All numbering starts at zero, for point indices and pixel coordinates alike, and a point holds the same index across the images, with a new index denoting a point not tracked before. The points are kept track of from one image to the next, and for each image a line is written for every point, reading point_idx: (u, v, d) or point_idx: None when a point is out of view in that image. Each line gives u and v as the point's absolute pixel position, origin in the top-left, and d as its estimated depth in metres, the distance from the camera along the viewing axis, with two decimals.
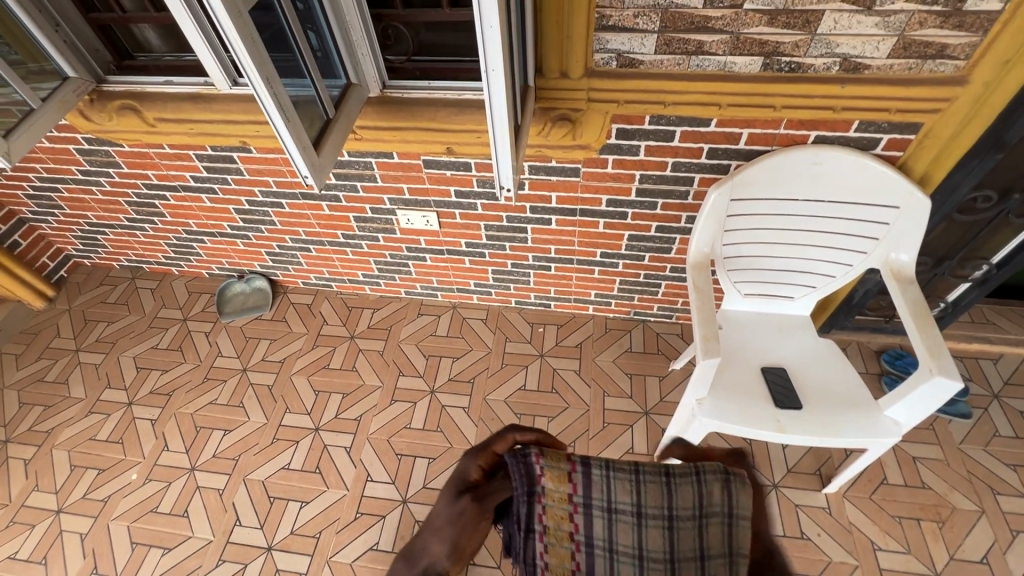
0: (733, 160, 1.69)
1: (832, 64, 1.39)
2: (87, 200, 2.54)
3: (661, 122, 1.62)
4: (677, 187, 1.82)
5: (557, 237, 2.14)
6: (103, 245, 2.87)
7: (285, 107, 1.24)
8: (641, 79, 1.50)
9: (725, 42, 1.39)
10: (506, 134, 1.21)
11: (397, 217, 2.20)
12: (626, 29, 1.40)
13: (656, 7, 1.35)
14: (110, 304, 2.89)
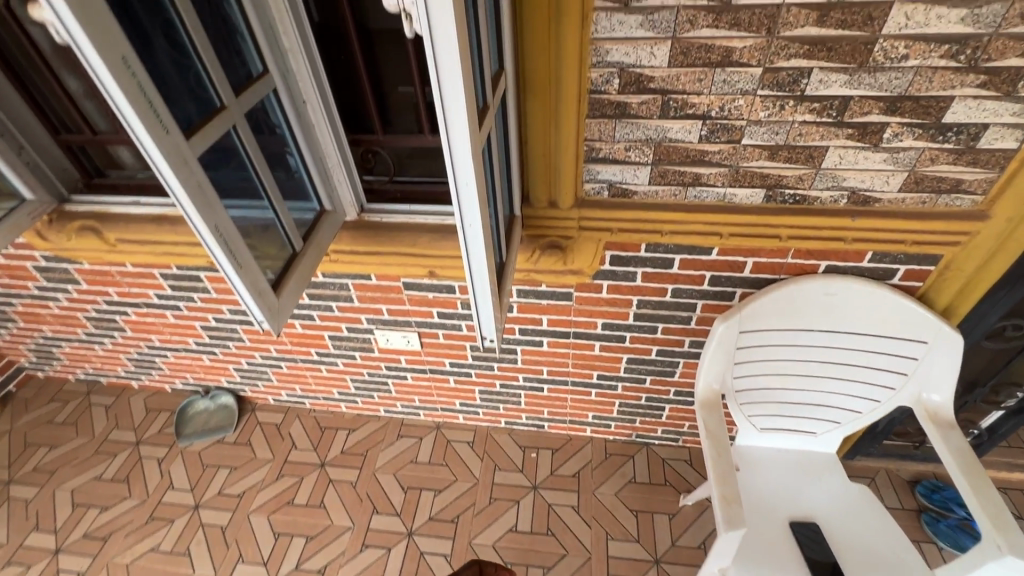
0: (737, 287, 1.55)
1: (840, 196, 1.30)
2: (43, 314, 2.35)
3: (659, 250, 1.50)
4: (679, 312, 1.67)
5: (549, 359, 1.96)
6: (58, 358, 2.64)
7: (239, 253, 1.10)
8: (635, 209, 1.39)
9: (725, 174, 1.30)
10: (486, 283, 1.07)
11: (375, 336, 2.02)
12: (617, 160, 1.31)
13: (649, 141, 1.26)
14: (57, 424, 2.61)
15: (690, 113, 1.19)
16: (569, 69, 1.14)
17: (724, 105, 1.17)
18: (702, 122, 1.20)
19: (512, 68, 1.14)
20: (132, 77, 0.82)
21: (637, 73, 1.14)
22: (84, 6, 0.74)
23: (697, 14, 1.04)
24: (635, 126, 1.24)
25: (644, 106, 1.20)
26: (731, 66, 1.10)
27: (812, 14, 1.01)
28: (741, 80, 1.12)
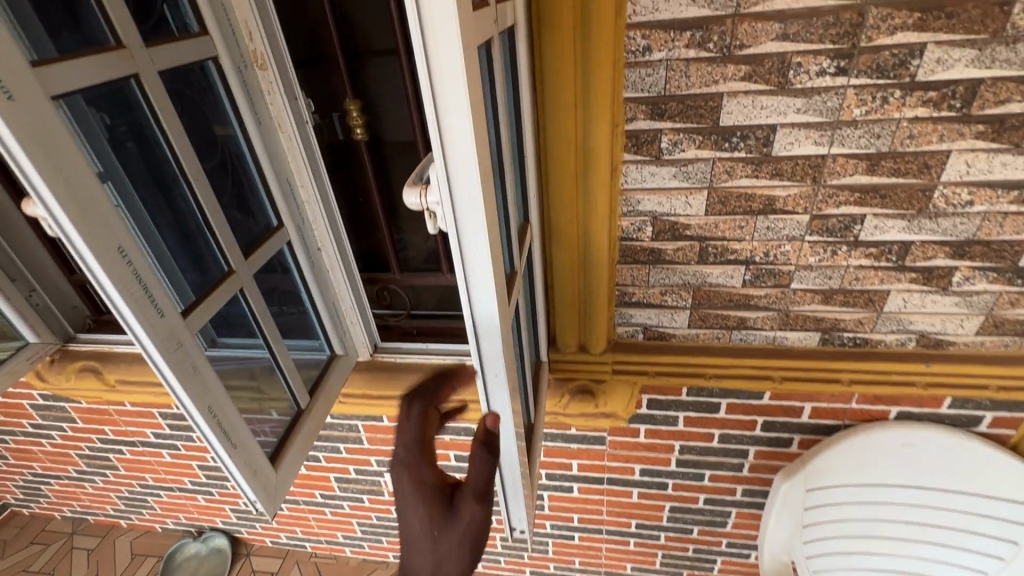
0: (795, 433, 1.37)
1: (907, 339, 1.16)
2: (36, 451, 2.21)
3: (703, 394, 1.34)
4: (728, 459, 1.47)
5: (580, 505, 1.73)
6: (45, 495, 2.45)
7: (235, 431, 0.96)
8: (673, 353, 1.26)
9: (773, 317, 1.17)
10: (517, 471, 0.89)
11: (386, 479, 1.83)
12: (652, 304, 1.21)
13: (687, 286, 1.16)
14: (34, 573, 2.37)
15: (731, 259, 1.10)
16: (597, 219, 1.08)
17: (769, 250, 1.07)
18: (746, 267, 1.10)
19: (537, 220, 1.07)
20: (127, 266, 0.75)
21: (672, 221, 1.07)
22: (79, 202, 0.68)
23: (735, 165, 0.98)
24: (671, 272, 1.14)
25: (680, 252, 1.11)
26: (776, 213, 1.02)
27: (861, 164, 0.94)
28: (787, 226, 1.03)
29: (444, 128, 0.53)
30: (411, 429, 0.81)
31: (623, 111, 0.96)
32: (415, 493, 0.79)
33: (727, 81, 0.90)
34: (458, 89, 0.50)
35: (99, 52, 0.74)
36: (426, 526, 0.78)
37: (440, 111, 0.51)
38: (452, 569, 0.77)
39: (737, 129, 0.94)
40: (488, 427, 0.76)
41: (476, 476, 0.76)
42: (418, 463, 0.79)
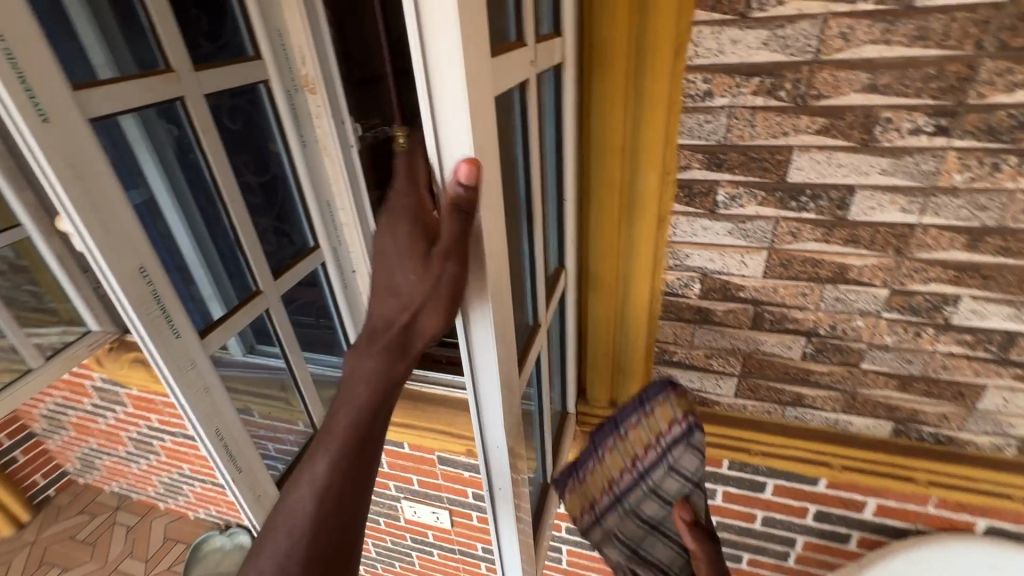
0: (854, 530, 1.19)
1: (1003, 444, 0.98)
2: (93, 428, 2.36)
3: (747, 470, 1.19)
4: (771, 544, 1.30)
5: (600, 565, 1.59)
6: (98, 468, 2.61)
7: (243, 455, 0.95)
8: (716, 422, 1.14)
9: (836, 398, 1.03)
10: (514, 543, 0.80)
11: (402, 506, 1.78)
12: (695, 366, 1.09)
13: (736, 351, 1.04)
14: (78, 541, 2.52)
15: (790, 328, 0.97)
16: (639, 271, 0.99)
17: (836, 323, 0.94)
18: (807, 338, 0.97)
19: (573, 267, 1.00)
20: (147, 288, 0.75)
21: (724, 280, 0.96)
22: (106, 223, 0.69)
23: (802, 226, 0.86)
24: (720, 334, 1.03)
25: (731, 315, 0.99)
26: (848, 284, 0.89)
27: (959, 238, 0.80)
28: (861, 300, 0.90)
29: (449, 185, 0.51)
30: (401, 179, 0.57)
31: (676, 158, 0.87)
32: (388, 252, 0.57)
33: (799, 133, 0.79)
34: (464, 146, 0.49)
35: (145, 75, 0.78)
36: (393, 300, 0.58)
37: (446, 166, 0.50)
38: (429, 320, 0.56)
39: (807, 187, 0.83)
40: (459, 181, 0.49)
41: (444, 233, 0.51)
42: (403, 210, 0.55)
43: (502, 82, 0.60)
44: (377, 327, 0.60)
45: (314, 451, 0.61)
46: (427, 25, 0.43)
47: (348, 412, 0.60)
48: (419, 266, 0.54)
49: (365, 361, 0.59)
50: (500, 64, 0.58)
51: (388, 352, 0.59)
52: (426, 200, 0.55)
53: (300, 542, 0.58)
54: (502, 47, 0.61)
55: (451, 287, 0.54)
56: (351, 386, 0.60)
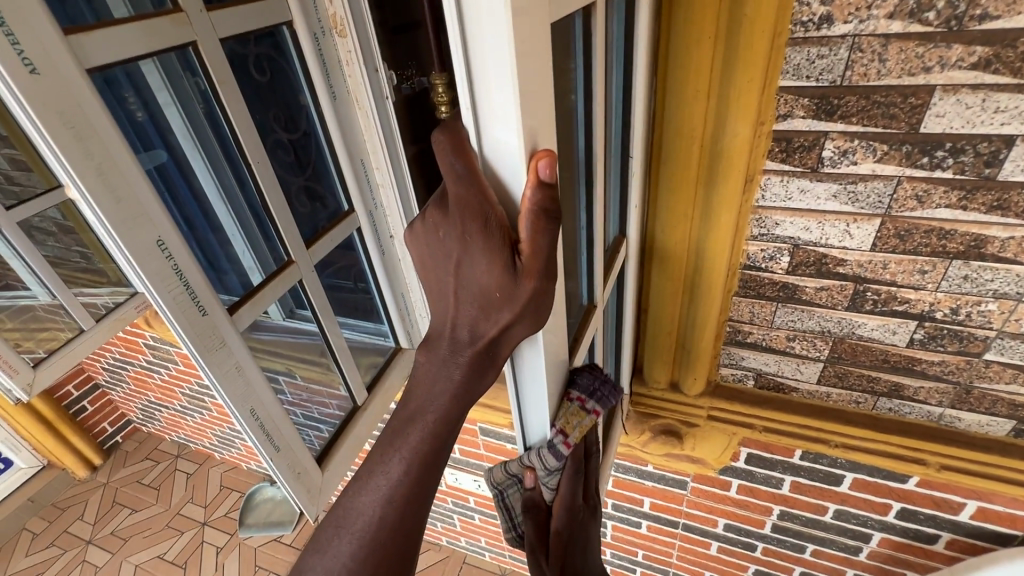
0: (943, 530, 1.07)
1: None
2: (150, 382, 2.45)
3: (823, 462, 1.06)
4: (841, 538, 1.20)
5: (647, 543, 1.52)
6: (157, 419, 2.75)
7: (279, 431, 0.90)
8: (791, 410, 1.01)
9: (945, 391, 0.89)
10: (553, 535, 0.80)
11: (443, 472, 1.76)
12: (773, 349, 0.96)
13: (826, 334, 0.90)
14: (143, 486, 2.68)
15: (897, 310, 0.82)
16: (717, 239, 0.84)
17: (960, 306, 0.78)
18: (919, 323, 0.82)
19: (637, 235, 0.86)
20: (167, 261, 0.68)
21: (820, 252, 0.81)
22: (114, 189, 0.61)
23: (932, 189, 0.70)
24: (807, 315, 0.89)
25: (824, 293, 0.85)
26: (983, 260, 0.73)
27: None
28: (998, 279, 0.74)
29: (485, 143, 0.41)
30: (449, 160, 0.43)
31: (774, 105, 0.71)
32: (454, 256, 0.47)
33: (946, 69, 0.62)
34: (505, 84, 0.37)
35: (151, 18, 0.68)
36: (473, 308, 0.49)
37: (481, 116, 0.40)
38: (519, 329, 0.49)
39: (948, 139, 0.66)
40: (540, 178, 0.41)
41: (529, 243, 0.44)
42: (464, 211, 0.44)
43: (567, 5, 0.46)
44: (453, 335, 0.51)
45: (384, 451, 0.55)
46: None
47: (423, 419, 0.54)
48: (496, 274, 0.45)
49: (446, 370, 0.52)
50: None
51: (469, 363, 0.51)
52: (491, 197, 0.43)
53: (370, 542, 0.52)
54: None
55: (539, 296, 0.47)
56: (428, 393, 0.54)
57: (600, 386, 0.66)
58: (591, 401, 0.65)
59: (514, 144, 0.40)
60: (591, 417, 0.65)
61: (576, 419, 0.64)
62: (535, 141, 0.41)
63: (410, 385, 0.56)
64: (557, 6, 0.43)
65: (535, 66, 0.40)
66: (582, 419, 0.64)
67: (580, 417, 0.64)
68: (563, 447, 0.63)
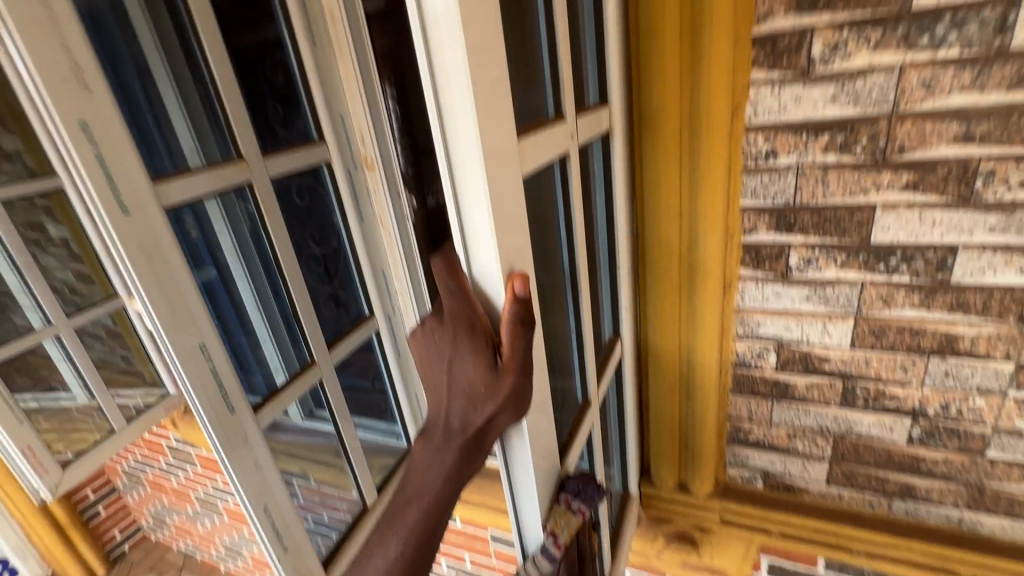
0: None
1: None
2: (167, 485, 2.46)
3: None
4: None
5: None
6: (168, 525, 2.70)
7: (288, 530, 0.92)
8: (805, 513, 0.99)
9: (958, 492, 0.87)
10: None
11: None
12: (776, 447, 0.97)
13: (825, 432, 0.91)
14: None
15: (889, 406, 0.84)
16: (704, 339, 0.91)
17: (949, 402, 0.80)
18: (913, 419, 0.84)
19: (630, 336, 0.93)
20: (206, 362, 0.77)
21: (804, 351, 0.86)
22: (170, 301, 0.72)
23: (894, 291, 0.76)
24: (803, 412, 0.91)
25: (815, 390, 0.88)
26: (959, 356, 0.77)
27: None
28: (977, 375, 0.77)
29: (475, 268, 0.50)
30: (445, 279, 0.52)
31: (739, 220, 0.81)
32: (447, 356, 0.54)
33: (882, 190, 0.71)
34: (485, 223, 0.47)
35: (220, 167, 0.85)
36: (461, 400, 0.55)
37: (470, 247, 0.49)
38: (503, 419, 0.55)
39: (898, 248, 0.74)
40: (516, 295, 0.50)
41: (509, 345, 0.52)
42: (456, 320, 0.53)
43: (539, 158, 0.57)
44: (446, 424, 0.57)
45: (382, 535, 0.58)
46: (447, 103, 0.43)
47: (419, 502, 0.57)
48: (482, 370, 0.53)
49: (440, 456, 0.57)
50: (537, 139, 0.56)
51: (460, 450, 0.56)
52: (477, 307, 0.51)
53: None
54: (544, 122, 0.60)
55: (519, 388, 0.54)
56: (423, 478, 0.58)
57: (585, 485, 0.69)
58: (577, 501, 0.68)
59: (496, 267, 0.49)
60: (579, 516, 0.67)
61: (565, 521, 0.65)
62: (512, 265, 0.51)
63: (408, 470, 0.60)
64: (529, 160, 0.55)
65: (510, 205, 0.50)
66: (570, 519, 0.66)
67: (567, 518, 0.66)
68: (554, 550, 0.63)
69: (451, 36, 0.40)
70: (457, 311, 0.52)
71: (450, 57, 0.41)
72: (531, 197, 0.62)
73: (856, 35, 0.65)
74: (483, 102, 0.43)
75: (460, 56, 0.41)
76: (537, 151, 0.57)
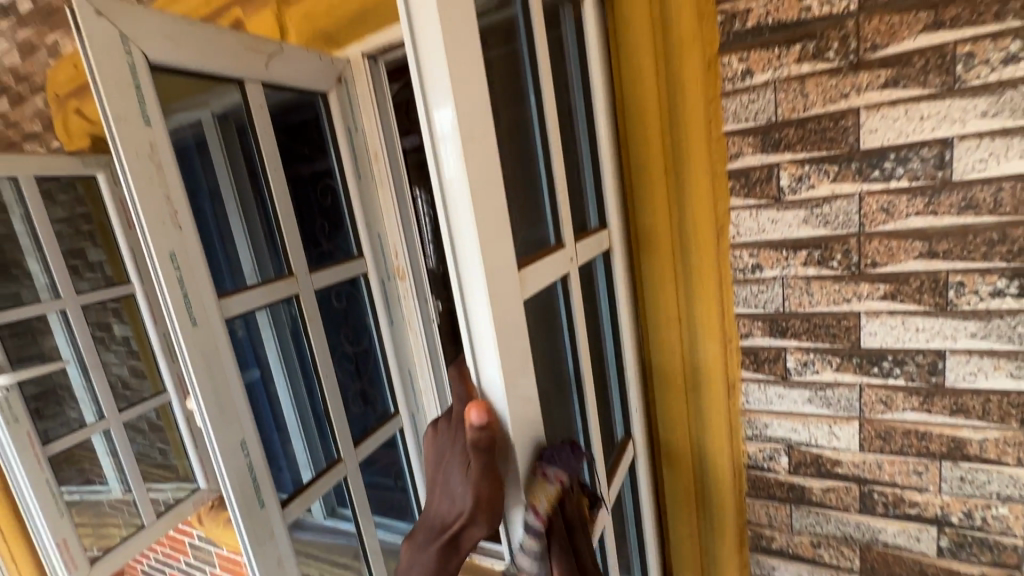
0: None
1: None
2: None
3: None
4: None
5: None
6: None
7: None
8: None
9: None
10: None
11: None
12: (800, 557, 0.93)
13: (850, 540, 0.88)
14: None
15: (910, 512, 0.83)
16: (714, 439, 0.93)
17: (971, 510, 0.78)
18: (938, 528, 0.81)
19: (641, 437, 0.95)
20: (244, 459, 0.84)
21: (815, 453, 0.87)
22: (221, 402, 0.81)
23: (893, 394, 0.79)
24: (823, 518, 0.89)
25: (832, 494, 0.87)
26: (970, 460, 0.77)
27: None
28: (994, 481, 0.76)
29: (483, 380, 0.56)
30: (456, 385, 0.61)
31: (735, 326, 0.88)
32: (443, 458, 0.61)
33: (863, 299, 0.77)
34: (489, 341, 0.54)
35: (274, 283, 0.99)
36: (447, 501, 0.59)
37: (478, 362, 0.56)
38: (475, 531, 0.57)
39: (888, 352, 0.78)
40: (473, 422, 0.54)
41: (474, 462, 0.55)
42: (457, 424, 0.60)
43: (542, 281, 0.67)
44: (433, 525, 0.60)
45: None
46: (459, 241, 0.53)
47: None
48: (462, 478, 0.57)
49: (419, 558, 0.59)
50: (538, 267, 0.66)
51: (436, 556, 0.58)
52: None
53: None
54: (545, 252, 0.70)
55: (488, 504, 0.56)
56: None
57: (559, 448, 0.60)
58: (554, 468, 0.58)
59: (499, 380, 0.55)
60: (557, 486, 0.57)
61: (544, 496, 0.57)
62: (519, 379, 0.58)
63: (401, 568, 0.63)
64: (532, 284, 0.65)
65: (514, 323, 0.58)
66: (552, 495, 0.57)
67: (545, 490, 0.57)
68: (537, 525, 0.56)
69: (461, 192, 0.51)
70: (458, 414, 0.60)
71: (462, 207, 0.52)
72: (538, 315, 0.71)
73: (817, 169, 0.75)
74: (489, 242, 0.53)
75: (467, 206, 0.51)
76: (539, 277, 0.66)
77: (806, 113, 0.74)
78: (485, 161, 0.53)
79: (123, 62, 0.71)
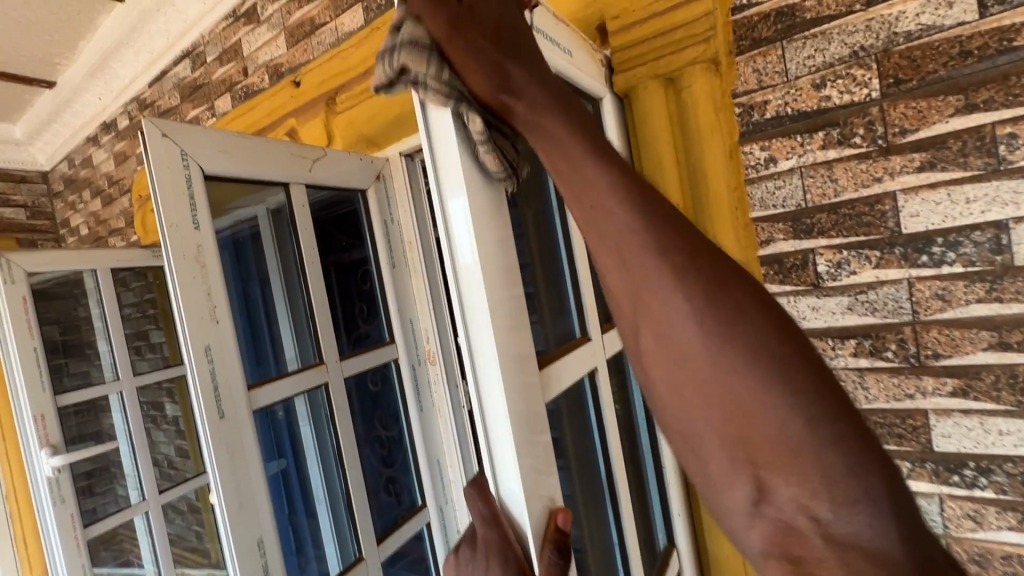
0: None
1: None
2: None
3: None
4: None
5: None
6: None
7: None
8: None
9: None
10: None
11: None
12: None
13: None
14: None
15: None
16: None
17: None
18: None
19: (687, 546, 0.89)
20: (259, 559, 0.81)
21: None
22: (241, 496, 0.80)
23: (982, 508, 0.67)
24: None
25: None
26: None
27: None
28: None
29: (502, 492, 0.52)
30: (477, 505, 0.51)
31: None
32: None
33: (928, 396, 0.69)
34: (506, 448, 0.51)
35: (304, 370, 1.01)
36: None
37: (497, 472, 0.52)
38: None
39: (969, 458, 0.67)
40: (559, 526, 0.51)
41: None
42: (489, 547, 0.50)
43: (567, 378, 0.68)
44: None
45: None
46: (475, 340, 0.51)
47: None
48: None
49: None
50: (556, 367, 0.65)
51: None
52: (510, 534, 0.50)
53: None
54: (558, 351, 0.69)
55: None
56: None
57: None
58: None
59: (517, 490, 0.51)
60: None
61: None
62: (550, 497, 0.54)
63: None
64: (552, 387, 0.64)
65: (531, 430, 0.53)
66: None
67: None
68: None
69: (476, 291, 0.50)
70: (487, 528, 0.51)
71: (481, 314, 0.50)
72: (555, 414, 0.67)
73: (856, 255, 0.71)
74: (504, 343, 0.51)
75: (482, 308, 0.50)
76: (553, 380, 0.64)
77: (838, 198, 0.71)
78: (499, 258, 0.52)
79: (181, 174, 0.80)
